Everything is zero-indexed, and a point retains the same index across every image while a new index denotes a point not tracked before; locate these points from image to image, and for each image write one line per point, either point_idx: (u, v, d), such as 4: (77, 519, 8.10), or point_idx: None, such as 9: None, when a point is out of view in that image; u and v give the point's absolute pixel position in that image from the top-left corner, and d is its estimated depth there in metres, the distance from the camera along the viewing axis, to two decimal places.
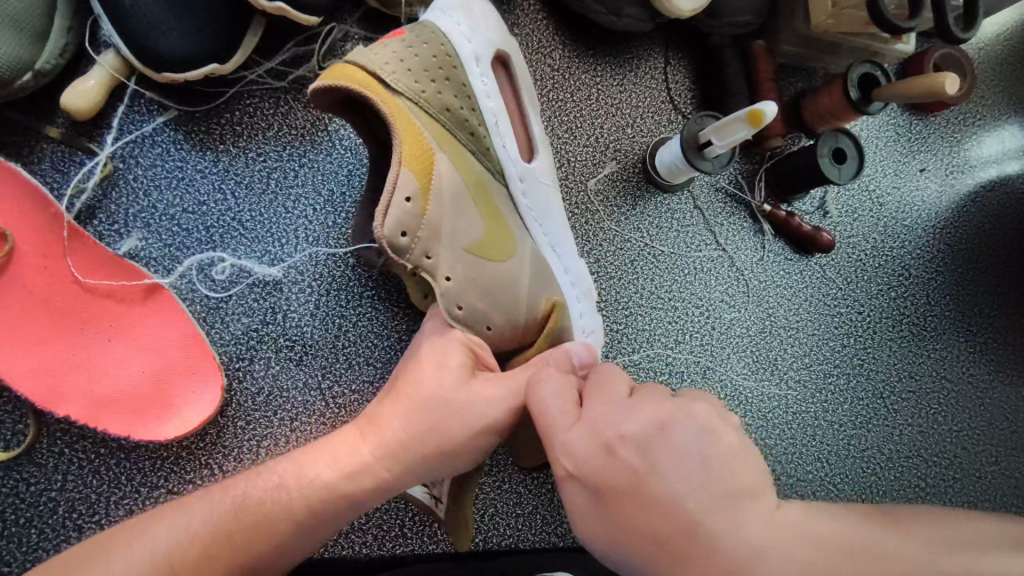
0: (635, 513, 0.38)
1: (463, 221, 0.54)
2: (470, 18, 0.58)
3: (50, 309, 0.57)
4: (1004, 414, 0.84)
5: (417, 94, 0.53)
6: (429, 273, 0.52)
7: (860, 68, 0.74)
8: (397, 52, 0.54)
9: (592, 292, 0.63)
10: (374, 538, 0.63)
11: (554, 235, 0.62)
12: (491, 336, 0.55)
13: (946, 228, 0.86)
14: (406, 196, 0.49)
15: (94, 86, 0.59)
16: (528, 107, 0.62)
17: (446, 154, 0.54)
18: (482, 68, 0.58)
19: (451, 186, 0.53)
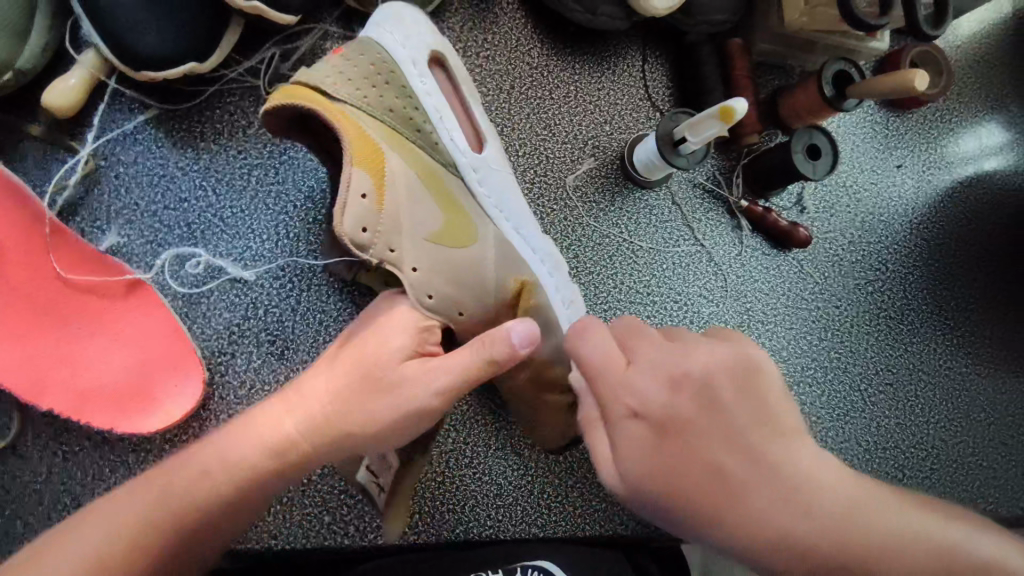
0: (695, 448, 0.41)
1: (420, 212, 0.56)
2: (401, 24, 0.60)
3: (33, 304, 0.58)
4: (981, 406, 0.85)
5: (360, 100, 0.56)
6: (395, 265, 0.54)
7: (835, 65, 0.75)
8: (337, 65, 0.57)
9: (563, 263, 0.63)
10: (356, 529, 0.63)
11: (516, 219, 0.62)
12: (465, 319, 0.57)
13: (923, 222, 0.87)
14: (360, 193, 0.51)
15: (75, 85, 0.60)
16: (471, 99, 0.63)
17: (396, 151, 0.56)
18: (420, 68, 0.60)
19: (405, 179, 0.55)
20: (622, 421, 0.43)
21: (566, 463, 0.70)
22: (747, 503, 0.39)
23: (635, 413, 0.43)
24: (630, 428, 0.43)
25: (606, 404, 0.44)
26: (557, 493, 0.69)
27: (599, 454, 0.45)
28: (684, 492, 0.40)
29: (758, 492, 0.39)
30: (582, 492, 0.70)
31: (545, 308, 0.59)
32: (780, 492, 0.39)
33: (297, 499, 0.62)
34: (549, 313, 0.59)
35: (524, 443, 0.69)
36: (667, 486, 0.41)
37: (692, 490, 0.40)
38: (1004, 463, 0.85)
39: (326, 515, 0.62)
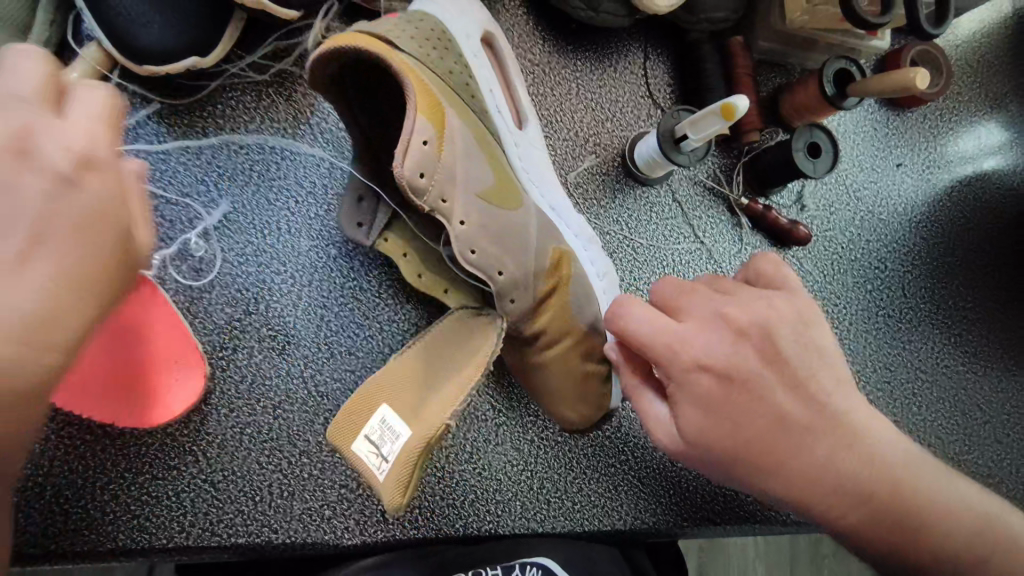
0: (761, 401, 0.48)
1: (475, 170, 0.54)
2: (457, 5, 0.63)
3: None
4: (978, 405, 0.85)
5: (422, 55, 0.54)
6: (445, 216, 0.52)
7: (837, 63, 0.75)
8: (401, 24, 0.55)
9: (595, 239, 0.67)
10: (356, 523, 0.63)
11: (553, 193, 0.66)
12: (503, 284, 0.55)
13: (923, 221, 0.88)
14: (424, 139, 0.48)
15: (77, 79, 0.60)
16: (515, 75, 0.67)
17: (453, 106, 0.54)
18: (472, 45, 0.62)
19: (463, 136, 0.53)
20: (689, 378, 0.48)
21: (564, 458, 0.70)
22: (808, 449, 0.47)
23: (702, 369, 0.48)
24: (697, 383, 0.48)
25: (668, 368, 0.49)
26: (556, 488, 0.69)
27: (658, 409, 0.52)
28: (745, 441, 0.47)
29: (816, 440, 0.47)
30: (583, 489, 0.70)
31: (584, 278, 0.62)
32: (838, 437, 0.48)
33: (296, 493, 0.62)
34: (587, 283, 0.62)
35: (524, 439, 0.69)
36: (730, 442, 0.47)
37: (755, 439, 0.47)
38: (999, 461, 0.85)
39: (326, 508, 0.62)
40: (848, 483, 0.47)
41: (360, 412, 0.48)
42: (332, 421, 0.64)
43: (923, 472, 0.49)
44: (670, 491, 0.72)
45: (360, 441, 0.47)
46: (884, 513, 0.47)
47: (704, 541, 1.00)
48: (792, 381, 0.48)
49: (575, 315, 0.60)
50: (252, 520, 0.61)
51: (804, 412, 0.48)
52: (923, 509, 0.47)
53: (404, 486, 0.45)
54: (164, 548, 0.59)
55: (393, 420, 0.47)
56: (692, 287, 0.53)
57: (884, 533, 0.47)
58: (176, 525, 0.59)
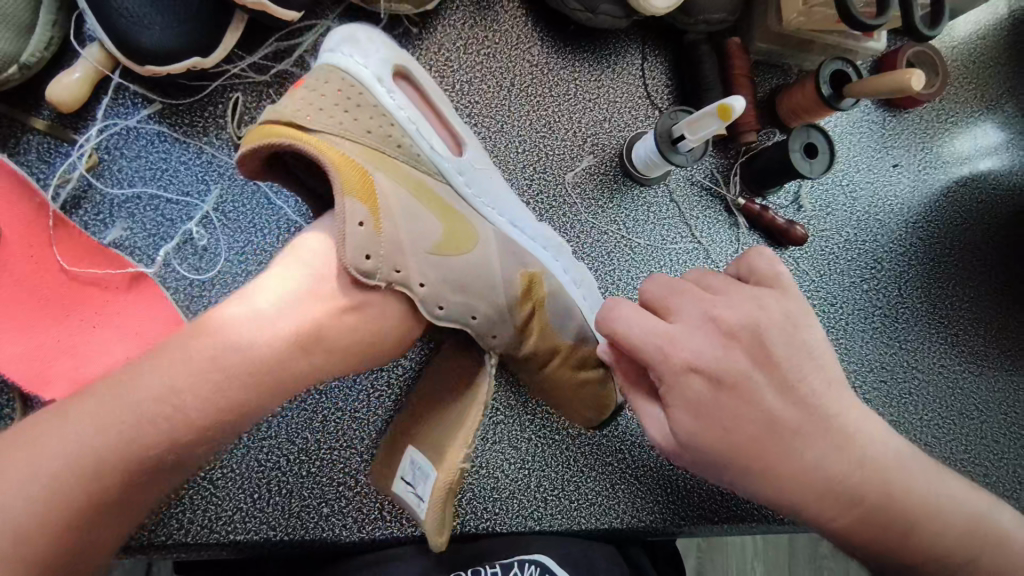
0: (750, 406, 0.48)
1: (420, 225, 0.53)
2: (357, 46, 0.60)
3: (38, 295, 0.59)
4: (974, 404, 0.86)
5: (335, 126, 0.54)
6: (405, 286, 0.51)
7: (833, 64, 0.76)
8: (306, 96, 0.55)
9: (562, 245, 0.66)
10: (354, 521, 0.64)
11: (508, 212, 0.64)
12: (480, 325, 0.56)
13: (919, 222, 0.88)
14: (358, 221, 0.49)
15: (79, 79, 0.61)
16: (444, 108, 0.64)
17: (379, 169, 0.54)
18: (386, 86, 0.60)
19: (397, 196, 0.53)
20: (679, 379, 0.48)
21: (562, 457, 0.70)
22: (801, 450, 0.47)
23: (693, 371, 0.48)
24: (688, 385, 0.48)
25: (659, 369, 0.49)
26: (553, 486, 0.69)
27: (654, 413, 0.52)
28: (735, 445, 0.47)
29: (807, 444, 0.48)
30: (581, 487, 0.70)
31: (562, 293, 0.61)
32: (829, 441, 0.48)
33: (295, 490, 0.63)
34: (564, 294, 0.62)
35: (522, 438, 0.69)
36: (720, 445, 0.47)
37: (745, 442, 0.47)
38: (996, 460, 0.85)
39: (325, 506, 0.63)
40: (842, 486, 0.47)
41: (399, 461, 0.57)
42: (330, 418, 0.65)
43: (915, 475, 0.49)
44: (667, 489, 0.73)
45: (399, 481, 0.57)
46: (877, 514, 0.47)
47: (703, 541, 1.01)
48: (785, 386, 0.48)
49: (557, 330, 0.60)
50: (251, 517, 0.61)
51: (794, 415, 0.48)
52: (914, 510, 0.48)
53: (438, 524, 0.50)
54: (164, 545, 0.59)
55: (421, 464, 0.54)
56: (682, 288, 0.52)
57: (879, 534, 0.48)
58: (175, 521, 0.59)
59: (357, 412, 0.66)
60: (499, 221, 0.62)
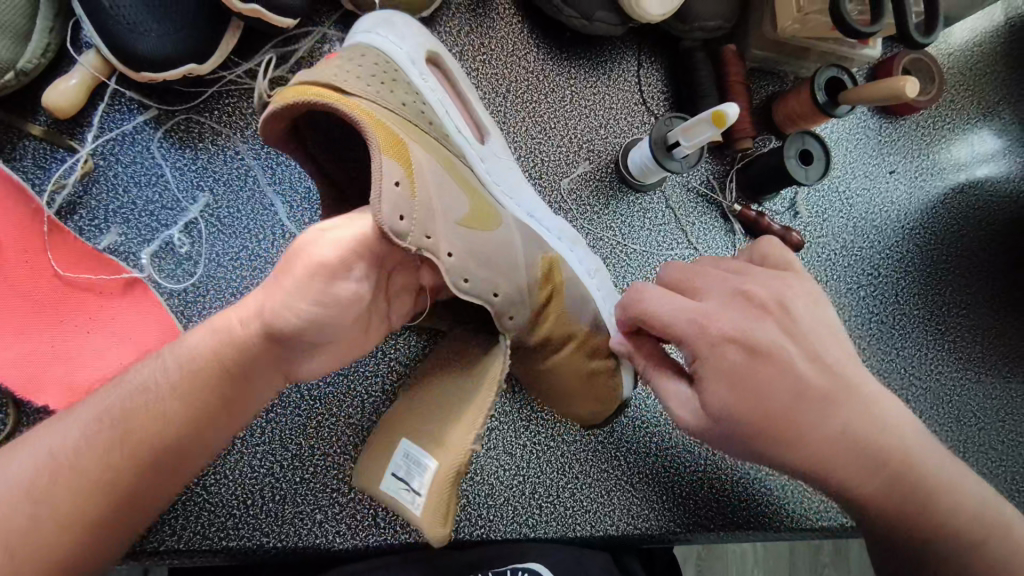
0: (782, 370, 0.47)
1: (450, 198, 0.53)
2: (393, 29, 0.62)
3: (32, 301, 0.58)
4: (972, 411, 0.85)
5: (374, 94, 0.54)
6: (432, 252, 0.49)
7: (828, 71, 0.76)
8: (345, 66, 0.55)
9: (579, 239, 0.67)
10: (348, 527, 0.63)
11: (527, 203, 0.65)
12: (502, 304, 0.54)
13: (915, 228, 0.88)
14: (395, 180, 0.47)
15: (75, 85, 0.61)
16: (469, 94, 0.66)
17: (414, 138, 0.53)
18: (418, 67, 0.61)
19: (431, 168, 0.52)
20: (716, 351, 0.48)
21: (557, 464, 0.70)
22: (825, 419, 0.47)
23: (729, 342, 0.48)
24: (723, 356, 0.48)
25: (694, 346, 0.49)
26: (548, 493, 0.69)
27: (682, 387, 0.52)
28: (770, 410, 0.47)
29: (835, 408, 0.47)
30: (576, 494, 0.70)
31: (576, 282, 0.62)
32: (854, 408, 0.47)
33: (289, 497, 0.63)
34: (578, 284, 0.62)
35: (517, 444, 0.69)
36: (751, 412, 0.47)
37: (777, 406, 0.47)
38: (994, 468, 0.84)
39: (318, 512, 0.63)
40: (865, 450, 0.47)
41: (385, 455, 0.52)
42: (325, 424, 0.65)
43: (928, 451, 0.48)
44: (663, 495, 0.72)
45: (389, 482, 0.50)
46: (894, 478, 0.47)
47: (702, 549, 1.00)
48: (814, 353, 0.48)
49: (573, 317, 0.60)
50: (244, 523, 0.61)
51: (822, 383, 0.47)
52: (931, 477, 0.48)
53: (444, 514, 0.47)
54: (156, 551, 0.59)
55: (416, 455, 0.50)
56: (700, 270, 0.54)
57: (899, 500, 0.47)
58: (168, 527, 0.59)
59: (352, 418, 0.66)
60: (518, 212, 0.62)
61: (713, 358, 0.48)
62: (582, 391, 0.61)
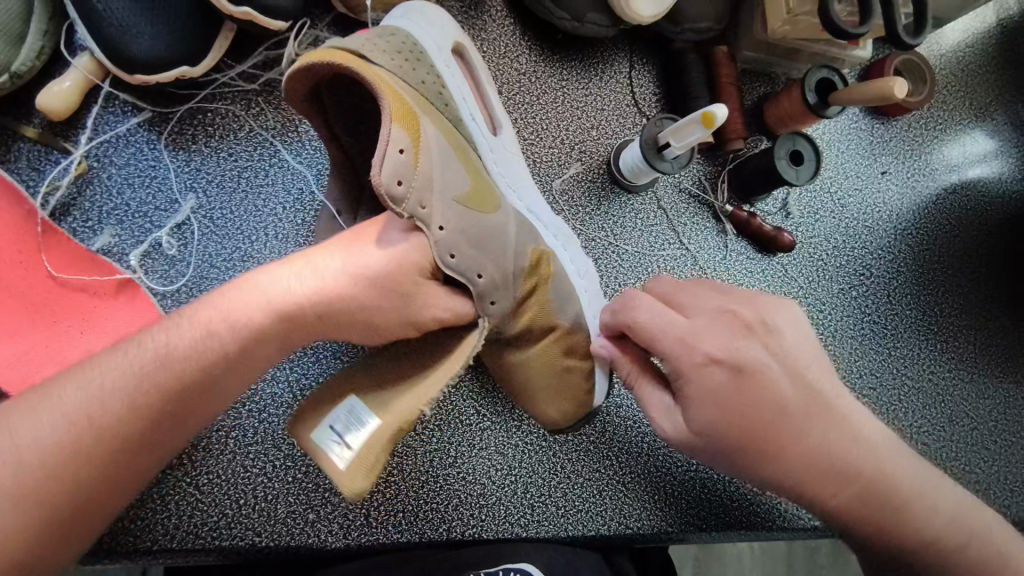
0: (765, 392, 0.48)
1: (453, 176, 0.54)
2: (423, 16, 0.62)
3: (26, 301, 0.59)
4: (964, 411, 0.85)
5: (394, 69, 0.54)
6: (424, 223, 0.51)
7: (819, 72, 0.77)
8: (374, 37, 0.55)
9: (573, 237, 0.67)
10: (340, 527, 0.64)
11: (529, 198, 0.64)
12: (484, 287, 0.54)
13: (908, 228, 0.88)
14: (399, 148, 0.49)
15: (70, 88, 0.61)
16: (488, 85, 0.65)
17: (427, 116, 0.54)
18: (444, 54, 0.61)
19: (438, 145, 0.54)
20: (700, 371, 0.48)
21: (548, 463, 0.70)
22: (804, 437, 0.48)
23: (713, 363, 0.48)
24: (707, 377, 0.48)
25: (677, 361, 0.49)
26: (540, 493, 0.69)
27: (664, 398, 0.53)
28: (752, 431, 0.48)
29: (810, 429, 0.49)
30: (567, 494, 0.70)
31: (564, 276, 0.62)
32: (828, 427, 0.49)
33: (281, 496, 0.63)
34: (566, 281, 0.62)
35: (509, 444, 0.70)
36: (733, 432, 0.48)
37: (759, 428, 0.48)
38: (987, 468, 0.84)
39: (310, 512, 0.63)
40: (842, 465, 0.48)
41: (324, 404, 0.49)
42: None
43: (899, 462, 0.50)
44: (655, 496, 0.73)
45: (322, 433, 0.47)
46: (869, 490, 0.49)
47: (699, 550, 1.00)
48: (795, 369, 0.49)
49: (556, 312, 0.60)
50: (237, 523, 0.61)
51: (803, 401, 0.49)
52: (903, 489, 0.49)
53: (369, 470, 0.45)
54: (149, 550, 0.59)
55: (359, 411, 0.48)
56: (688, 287, 0.54)
57: (874, 512, 0.49)
58: (161, 527, 0.60)
59: None
60: (517, 204, 0.62)
61: (696, 380, 0.48)
62: (559, 391, 0.61)
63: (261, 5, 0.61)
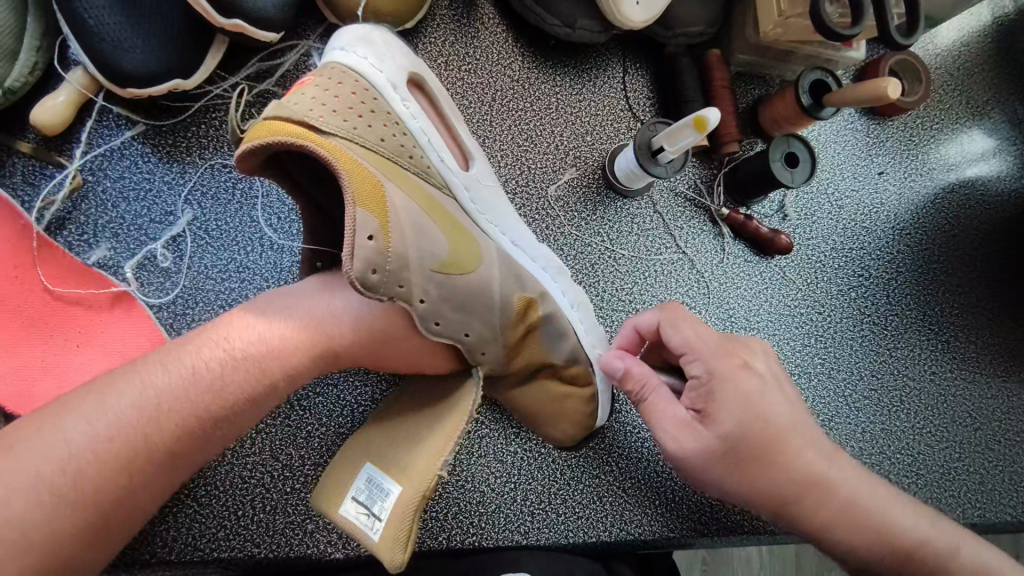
0: (779, 404, 0.52)
1: (428, 241, 0.51)
2: (372, 49, 0.57)
3: (23, 316, 0.60)
4: (967, 411, 0.85)
5: (348, 129, 0.50)
6: (407, 301, 0.49)
7: (812, 74, 0.76)
8: (316, 94, 0.51)
9: (562, 268, 0.66)
10: (339, 537, 0.63)
11: (513, 234, 0.63)
12: (472, 342, 0.54)
13: (906, 229, 0.88)
14: (369, 235, 0.46)
15: (63, 102, 0.62)
16: (453, 119, 0.63)
17: (390, 178, 0.51)
18: (400, 92, 0.57)
19: (408, 209, 0.50)
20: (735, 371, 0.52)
21: (548, 470, 0.70)
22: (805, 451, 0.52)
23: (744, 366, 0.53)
24: (739, 376, 0.52)
25: (712, 362, 0.53)
26: (539, 500, 0.69)
27: (681, 413, 0.53)
28: (768, 433, 0.51)
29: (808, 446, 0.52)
30: (567, 500, 0.70)
31: (558, 315, 0.61)
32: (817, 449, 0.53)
33: (279, 507, 0.63)
34: (562, 318, 0.61)
35: (508, 451, 0.69)
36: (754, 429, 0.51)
37: (772, 432, 0.51)
38: (991, 468, 0.83)
39: (309, 522, 0.63)
40: (831, 486, 0.52)
41: (347, 478, 0.50)
42: (315, 434, 0.65)
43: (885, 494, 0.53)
44: (655, 500, 0.72)
45: (349, 505, 0.49)
46: (854, 514, 0.51)
47: (706, 552, 0.96)
48: (792, 397, 0.54)
49: (550, 351, 0.61)
50: (235, 534, 0.61)
51: (803, 418, 0.53)
52: (888, 516, 0.52)
53: (403, 538, 0.45)
54: (148, 563, 0.59)
55: (380, 480, 0.49)
56: None
57: (862, 535, 0.51)
58: (160, 539, 0.60)
59: (342, 428, 0.66)
60: (502, 239, 0.61)
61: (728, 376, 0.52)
62: (563, 420, 0.64)
63: (253, 18, 0.61)
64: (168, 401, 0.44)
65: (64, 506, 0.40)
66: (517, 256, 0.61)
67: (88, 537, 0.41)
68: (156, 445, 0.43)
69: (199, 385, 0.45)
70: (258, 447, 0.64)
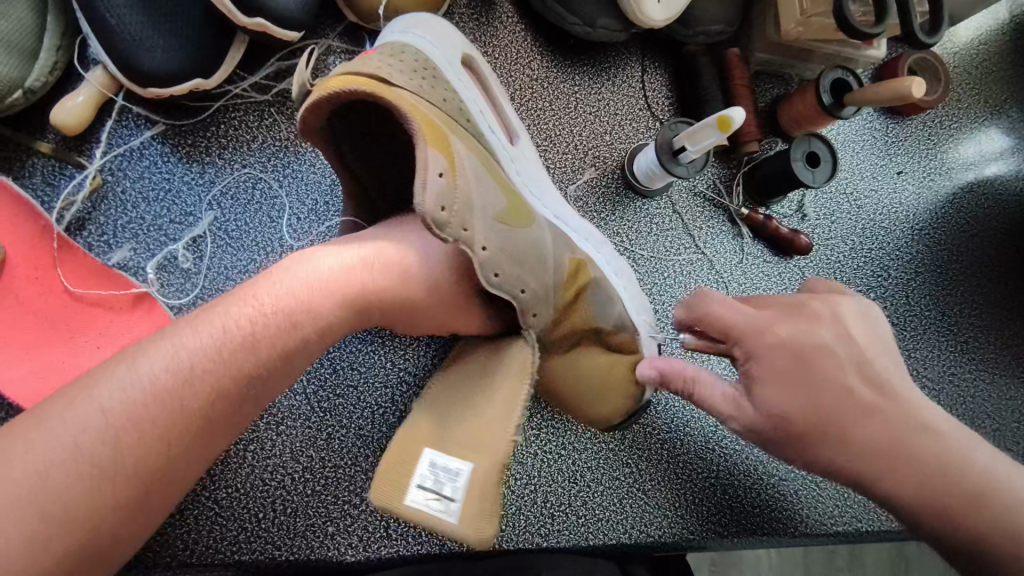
0: (830, 374, 0.49)
1: (486, 194, 0.51)
2: (430, 31, 0.61)
3: (43, 317, 0.59)
4: (986, 412, 0.84)
5: (414, 87, 0.52)
6: (469, 245, 0.47)
7: (833, 74, 0.76)
8: (383, 59, 0.53)
9: (605, 241, 0.68)
10: (360, 539, 0.63)
11: (555, 208, 0.65)
12: (527, 301, 0.51)
13: (925, 228, 0.87)
14: (437, 172, 0.45)
15: (83, 102, 0.61)
16: (501, 96, 0.66)
17: (452, 133, 0.52)
18: (455, 67, 0.60)
19: (468, 163, 0.51)
20: (768, 353, 0.51)
21: (568, 472, 0.70)
22: (867, 420, 0.47)
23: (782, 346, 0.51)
24: (773, 358, 0.51)
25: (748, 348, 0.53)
26: (560, 502, 0.68)
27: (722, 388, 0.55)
28: (815, 409, 0.48)
29: (873, 415, 0.47)
30: (588, 502, 0.69)
31: (602, 283, 0.61)
32: (888, 416, 0.47)
33: (300, 510, 0.62)
34: (607, 287, 0.61)
35: (527, 453, 0.69)
36: (802, 410, 0.49)
37: (819, 408, 0.48)
38: None
39: (330, 524, 0.62)
40: (903, 449, 0.46)
41: (402, 465, 0.44)
42: (336, 436, 0.65)
43: (986, 458, 0.45)
44: (676, 503, 0.72)
45: (414, 493, 0.43)
46: (939, 485, 0.44)
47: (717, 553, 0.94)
48: (853, 360, 0.49)
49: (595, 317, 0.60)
50: (256, 537, 0.61)
51: (869, 388, 0.48)
52: (968, 483, 0.44)
53: (489, 514, 0.43)
54: (169, 566, 0.59)
55: (446, 459, 0.44)
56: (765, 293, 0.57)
57: (947, 507, 0.44)
58: (181, 542, 0.59)
59: (363, 429, 0.66)
60: (545, 212, 0.62)
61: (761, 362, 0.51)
62: (607, 391, 0.61)
63: (275, 17, 0.61)
64: (201, 361, 0.41)
65: (105, 478, 0.37)
66: (559, 225, 0.63)
67: (133, 524, 0.38)
68: (193, 411, 0.40)
69: (231, 344, 0.42)
70: (279, 449, 0.63)
